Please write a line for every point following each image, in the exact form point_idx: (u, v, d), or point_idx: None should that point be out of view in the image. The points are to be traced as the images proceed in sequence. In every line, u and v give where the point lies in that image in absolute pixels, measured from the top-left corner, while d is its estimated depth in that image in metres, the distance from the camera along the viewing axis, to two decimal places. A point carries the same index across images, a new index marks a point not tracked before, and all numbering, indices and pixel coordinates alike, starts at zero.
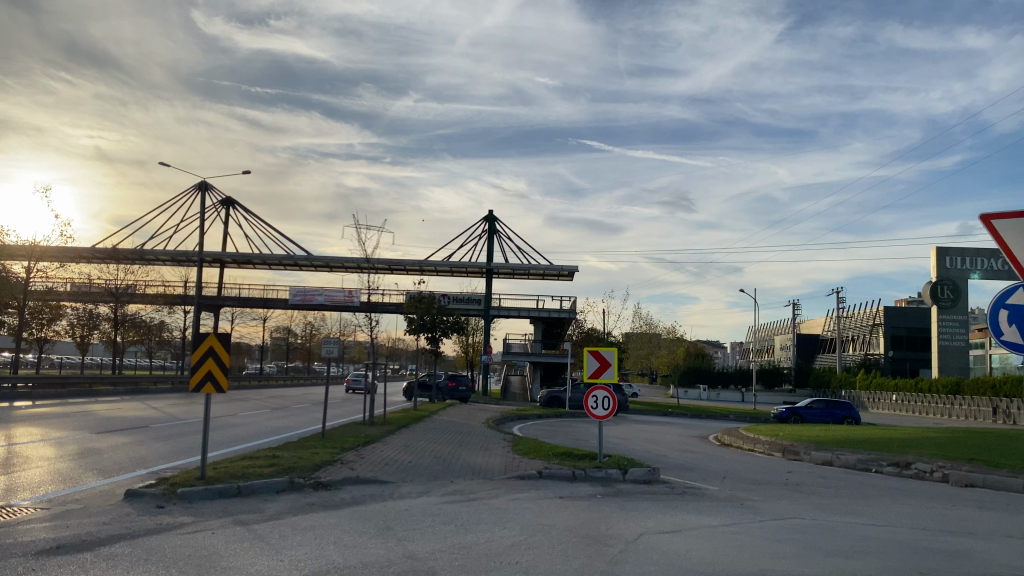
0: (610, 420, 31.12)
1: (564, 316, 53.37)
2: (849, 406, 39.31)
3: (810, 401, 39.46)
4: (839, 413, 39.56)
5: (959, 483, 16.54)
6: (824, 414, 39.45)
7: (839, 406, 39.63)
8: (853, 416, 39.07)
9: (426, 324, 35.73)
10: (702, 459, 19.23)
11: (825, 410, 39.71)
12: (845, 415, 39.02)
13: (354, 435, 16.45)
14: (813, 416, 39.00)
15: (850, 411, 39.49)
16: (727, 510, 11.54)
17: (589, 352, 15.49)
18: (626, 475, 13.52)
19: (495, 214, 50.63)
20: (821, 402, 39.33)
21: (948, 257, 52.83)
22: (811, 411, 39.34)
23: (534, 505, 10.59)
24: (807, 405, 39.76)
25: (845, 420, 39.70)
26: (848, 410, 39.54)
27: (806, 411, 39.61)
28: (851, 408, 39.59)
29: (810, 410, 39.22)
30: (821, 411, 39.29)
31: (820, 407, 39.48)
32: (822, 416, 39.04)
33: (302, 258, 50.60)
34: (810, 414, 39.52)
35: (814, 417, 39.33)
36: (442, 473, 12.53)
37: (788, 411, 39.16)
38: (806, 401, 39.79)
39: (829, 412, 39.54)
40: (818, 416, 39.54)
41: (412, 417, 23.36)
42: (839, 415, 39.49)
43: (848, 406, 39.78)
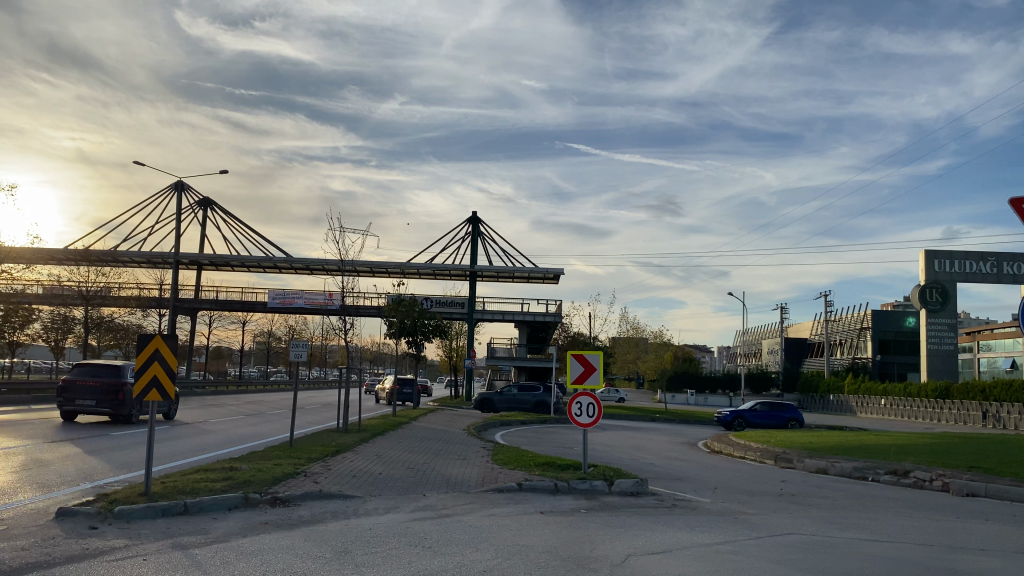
0: (596, 426, 30.25)
1: (550, 319, 52.56)
2: (793, 408, 38.68)
3: (753, 402, 38.51)
4: (782, 415, 38.91)
5: (960, 493, 15.83)
6: (766, 416, 38.52)
7: (781, 408, 38.85)
8: (796, 417, 38.44)
9: (406, 328, 34.92)
10: (692, 468, 18.36)
11: (767, 411, 38.85)
12: (790, 416, 38.46)
13: (323, 444, 15.51)
14: (757, 417, 38.05)
15: (793, 414, 38.88)
16: (720, 526, 10.73)
17: (572, 356, 14.61)
18: (612, 487, 12.67)
19: (479, 216, 49.70)
20: (763, 403, 38.51)
21: (937, 260, 51.84)
22: (756, 412, 38.36)
23: (511, 522, 9.74)
24: (750, 408, 38.68)
25: (788, 421, 39.07)
26: (790, 411, 38.96)
27: (749, 414, 38.56)
28: (792, 409, 38.96)
29: (754, 412, 38.28)
30: (767, 412, 38.34)
31: (762, 409, 38.64)
32: (765, 417, 38.10)
33: (282, 260, 49.49)
34: (755, 417, 38.46)
35: (757, 419, 38.28)
36: (414, 486, 11.64)
37: (732, 415, 38.16)
38: (749, 403, 38.76)
39: (772, 414, 38.78)
40: (760, 419, 38.39)
41: (390, 424, 22.41)
42: (785, 417, 38.64)
43: (791, 407, 39.05)
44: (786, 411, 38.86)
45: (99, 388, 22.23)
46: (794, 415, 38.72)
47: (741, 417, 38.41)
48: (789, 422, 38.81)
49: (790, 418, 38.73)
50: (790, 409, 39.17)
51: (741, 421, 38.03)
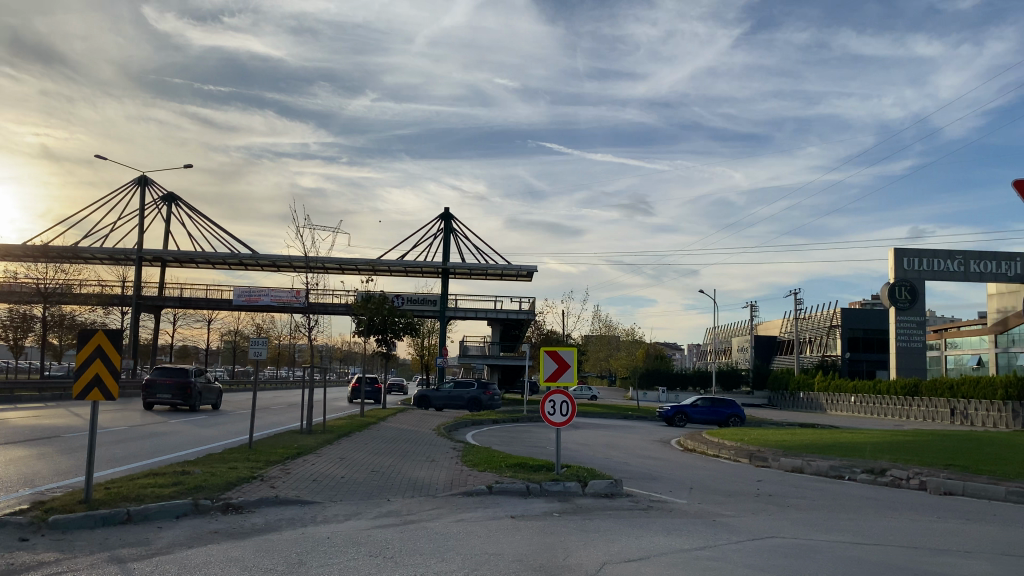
0: (569, 426, 29.77)
1: (522, 317, 52.02)
2: (735, 403, 37.86)
3: (695, 398, 38.27)
4: (725, 411, 38.12)
5: (937, 491, 15.59)
6: (709, 412, 38.09)
7: (725, 404, 38.40)
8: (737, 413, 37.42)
9: (376, 326, 34.24)
10: (666, 468, 17.94)
11: (710, 408, 38.34)
12: (732, 413, 37.70)
13: (285, 446, 14.87)
14: (696, 413, 37.69)
15: (735, 410, 38.16)
16: (697, 529, 10.31)
17: (545, 353, 14.10)
18: (585, 488, 12.17)
19: (450, 212, 49.03)
20: (705, 399, 38.20)
21: (905, 258, 52.28)
22: (696, 409, 37.98)
23: (480, 528, 9.21)
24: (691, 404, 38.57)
25: (731, 417, 38.10)
26: (732, 407, 38.22)
27: (691, 409, 38.45)
28: (736, 407, 38.25)
29: (695, 407, 37.93)
30: (707, 408, 37.81)
31: (704, 405, 38.43)
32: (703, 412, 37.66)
33: (248, 256, 48.41)
34: (695, 412, 38.12)
35: (697, 414, 37.91)
36: (379, 490, 11.06)
37: (673, 410, 37.84)
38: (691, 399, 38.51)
39: (714, 410, 38.16)
40: (702, 414, 38.15)
41: (357, 424, 21.86)
42: (725, 413, 37.91)
43: (735, 405, 38.42)
44: (729, 406, 38.18)
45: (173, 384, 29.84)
46: (736, 412, 37.94)
47: (681, 412, 38.06)
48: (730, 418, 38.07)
49: (732, 413, 37.84)
50: (733, 406, 38.19)
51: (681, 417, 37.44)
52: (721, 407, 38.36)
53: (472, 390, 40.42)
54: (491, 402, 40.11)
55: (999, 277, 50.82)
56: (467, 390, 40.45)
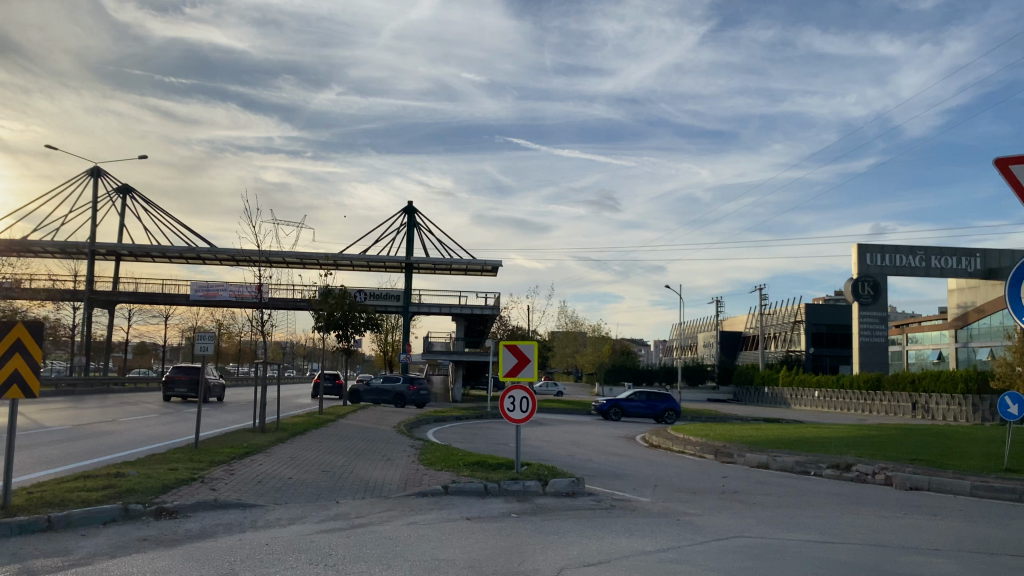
0: (534, 423, 29.34)
1: (488, 312, 51.45)
2: (670, 397, 37.10)
3: (631, 392, 37.76)
4: (660, 405, 37.28)
5: (903, 486, 15.37)
6: (644, 406, 37.44)
7: (661, 398, 37.66)
8: (671, 408, 36.75)
9: (336, 321, 33.47)
10: (631, 465, 17.52)
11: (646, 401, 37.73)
12: (665, 407, 36.86)
13: (233, 446, 14.28)
14: (630, 410, 37.22)
15: (671, 403, 37.39)
16: (661, 529, 9.89)
17: (505, 347, 13.57)
18: (546, 487, 11.73)
19: (415, 206, 48.28)
20: (640, 393, 37.61)
21: (868, 255, 52.45)
22: (630, 402, 37.51)
23: (432, 532, 8.70)
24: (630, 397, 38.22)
25: (665, 412, 37.15)
26: (668, 401, 37.43)
27: (627, 404, 37.82)
28: (672, 400, 37.45)
29: (630, 402, 37.44)
30: (640, 403, 37.23)
31: (641, 398, 37.97)
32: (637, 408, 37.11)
33: (206, 250, 47.26)
34: (630, 407, 37.71)
35: (632, 408, 37.40)
36: (327, 491, 10.50)
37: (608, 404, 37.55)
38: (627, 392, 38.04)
39: (650, 404, 37.59)
40: (637, 407, 37.71)
41: (313, 422, 21.15)
42: (659, 408, 37.17)
43: (671, 399, 37.61)
44: (664, 401, 37.44)
45: (187, 379, 35.01)
46: (670, 406, 37.02)
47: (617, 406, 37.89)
48: (666, 412, 37.22)
49: (665, 407, 36.98)
50: (669, 399, 37.37)
51: (616, 411, 37.27)
52: (658, 400, 37.67)
53: (398, 385, 40.14)
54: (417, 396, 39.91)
55: (960, 273, 51.43)
56: (393, 384, 40.03)
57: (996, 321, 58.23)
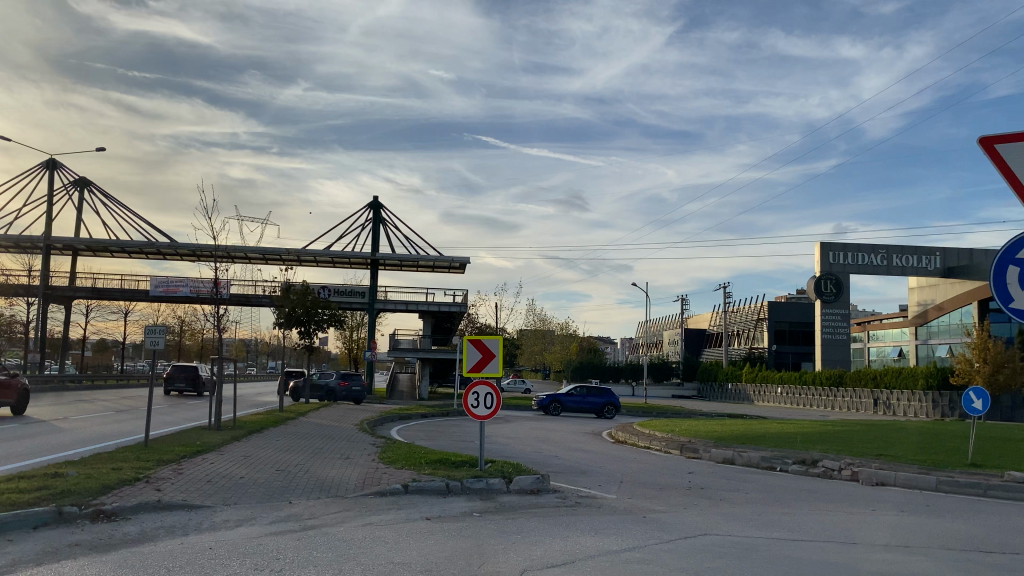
0: (499, 420, 29.01)
1: (454, 309, 51.00)
2: (610, 391, 36.77)
3: (570, 387, 37.12)
4: (599, 401, 36.91)
5: (869, 482, 15.24)
6: (583, 401, 37.01)
7: (600, 394, 37.24)
8: (611, 403, 36.45)
9: (298, 318, 32.73)
10: (598, 461, 17.28)
11: (585, 397, 37.23)
12: (605, 402, 36.51)
13: (183, 444, 13.70)
14: (570, 406, 36.75)
15: (610, 398, 37.08)
16: (627, 528, 9.60)
17: (469, 341, 13.19)
18: (510, 485, 11.37)
19: (380, 201, 47.61)
20: (580, 388, 37.03)
21: (831, 252, 52.41)
22: (570, 398, 36.96)
23: (388, 534, 8.32)
24: (569, 392, 37.69)
25: (605, 408, 36.82)
26: (607, 396, 37.05)
27: (567, 399, 37.30)
28: (611, 395, 37.10)
29: (570, 397, 36.89)
30: (579, 398, 36.75)
31: (580, 393, 37.47)
32: (578, 405, 36.70)
33: (165, 245, 46.21)
34: (569, 401, 37.21)
35: (572, 403, 36.98)
36: (280, 491, 10.05)
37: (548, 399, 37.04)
38: (566, 388, 37.46)
39: (589, 401, 37.19)
40: (576, 403, 37.14)
41: (271, 420, 20.54)
42: (599, 404, 36.81)
43: (611, 395, 37.23)
44: (604, 395, 37.09)
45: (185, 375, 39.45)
46: (610, 400, 36.67)
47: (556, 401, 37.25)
48: (605, 407, 36.87)
49: (605, 402, 36.59)
50: (608, 395, 37.03)
51: (555, 407, 36.63)
52: (597, 396, 37.25)
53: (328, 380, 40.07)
54: (356, 394, 39.93)
55: (921, 271, 52.11)
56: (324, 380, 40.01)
57: (955, 318, 59.11)
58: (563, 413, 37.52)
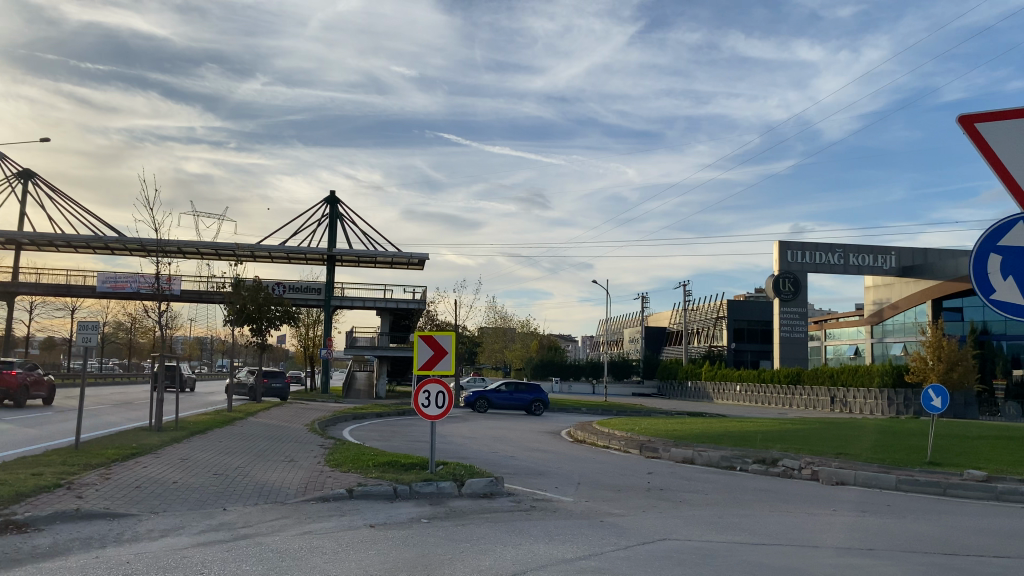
0: (457, 420, 28.41)
1: (414, 307, 50.29)
2: (538, 388, 36.57)
3: (499, 383, 36.63)
4: (527, 396, 36.69)
5: (829, 481, 15.03)
6: (511, 398, 36.73)
7: (529, 390, 37.03)
8: (540, 399, 36.37)
9: (249, 315, 31.74)
10: (554, 461, 16.92)
11: (513, 392, 37.02)
12: (533, 398, 36.38)
13: (118, 446, 12.96)
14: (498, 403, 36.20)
15: (538, 394, 36.88)
16: (582, 533, 9.17)
17: (420, 338, 12.65)
18: (461, 489, 10.86)
19: (336, 195, 46.66)
20: (509, 384, 36.67)
21: (789, 251, 52.52)
22: (497, 395, 36.46)
23: (328, 544, 7.79)
24: (497, 389, 37.32)
25: (533, 404, 36.61)
26: (535, 393, 36.88)
27: (494, 394, 36.77)
28: (539, 392, 36.98)
29: (498, 394, 36.42)
30: (507, 395, 36.31)
31: (508, 391, 37.19)
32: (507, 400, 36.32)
33: (114, 240, 44.79)
34: (497, 397, 36.71)
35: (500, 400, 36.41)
36: (214, 498, 9.44)
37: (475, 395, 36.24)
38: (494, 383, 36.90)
39: (517, 396, 36.98)
40: (504, 399, 36.84)
41: (217, 420, 19.75)
42: (527, 399, 36.56)
43: (539, 390, 37.04)
44: (532, 391, 36.92)
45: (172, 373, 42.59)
46: (538, 397, 36.52)
47: (483, 398, 36.72)
48: (533, 403, 36.71)
49: (534, 398, 36.42)
50: (536, 390, 36.92)
51: (482, 403, 35.87)
52: (525, 392, 37.12)
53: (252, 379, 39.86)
54: (278, 391, 39.83)
55: (877, 270, 52.80)
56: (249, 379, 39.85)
57: (910, 317, 59.90)
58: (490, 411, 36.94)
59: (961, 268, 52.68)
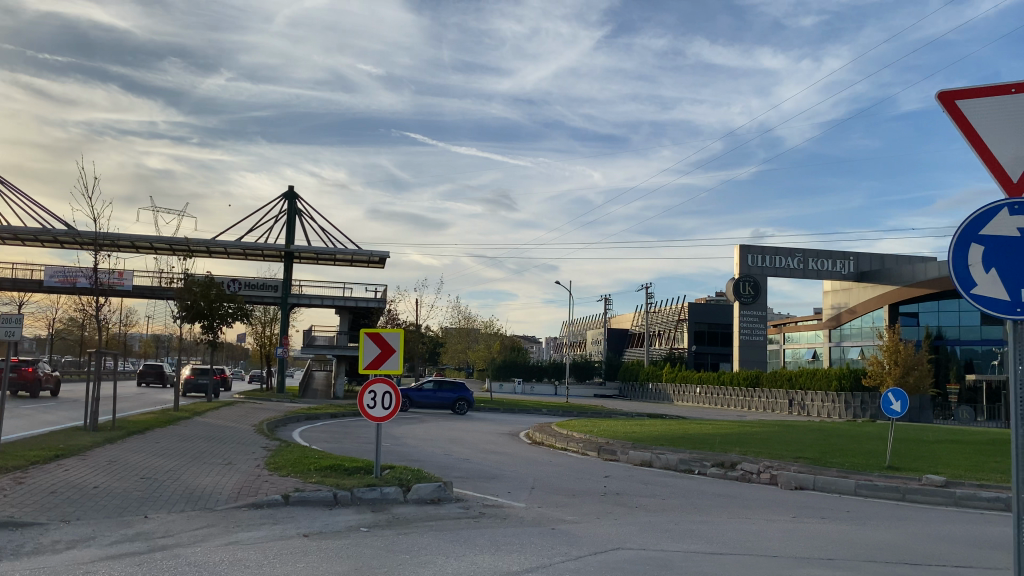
0: (412, 421, 27.80)
1: (373, 306, 49.48)
2: (463, 387, 36.20)
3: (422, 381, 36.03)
4: (451, 395, 36.29)
5: (788, 485, 14.72)
6: (434, 395, 36.23)
7: (453, 388, 36.54)
8: (464, 398, 35.97)
9: (201, 311, 30.82)
10: (508, 464, 16.43)
11: (435, 390, 36.58)
12: (457, 397, 35.98)
13: (44, 447, 12.20)
14: (419, 401, 35.73)
15: (464, 393, 36.47)
16: (533, 541, 8.71)
17: (367, 335, 12.06)
18: (407, 495, 10.30)
19: (295, 191, 45.71)
20: (433, 381, 36.15)
21: (750, 255, 52.50)
22: (420, 393, 35.93)
23: (255, 556, 7.20)
24: (418, 387, 36.75)
25: (458, 402, 36.15)
26: (460, 390, 36.47)
27: (416, 392, 36.13)
28: (463, 391, 36.48)
29: (421, 392, 35.91)
30: (430, 394, 35.79)
31: (431, 388, 36.56)
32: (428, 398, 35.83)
33: (62, 233, 43.41)
34: (419, 396, 36.12)
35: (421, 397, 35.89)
36: (137, 504, 8.78)
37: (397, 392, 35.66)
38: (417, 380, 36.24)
39: (440, 394, 36.59)
40: (426, 398, 36.49)
41: (159, 420, 18.92)
42: (451, 398, 36.16)
43: (463, 388, 36.60)
44: (457, 390, 36.51)
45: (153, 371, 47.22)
46: (462, 396, 36.15)
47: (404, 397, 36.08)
48: (458, 403, 36.23)
49: (458, 398, 36.03)
50: (460, 389, 36.45)
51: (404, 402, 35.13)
52: (448, 392, 36.68)
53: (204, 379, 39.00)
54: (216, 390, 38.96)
55: (835, 275, 53.20)
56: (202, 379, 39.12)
57: (867, 321, 60.55)
58: (415, 409, 36.93)
59: (917, 274, 53.33)
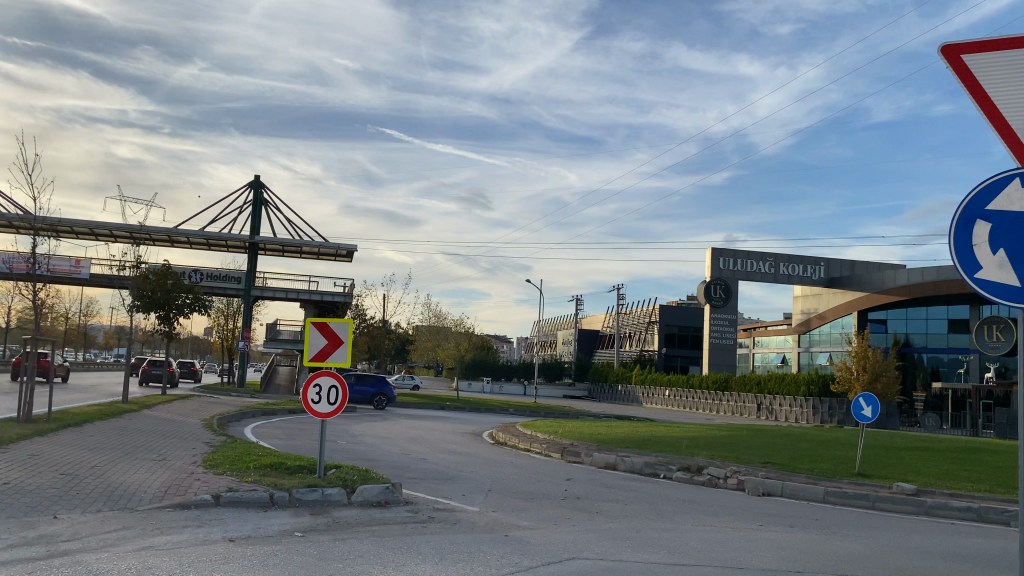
0: (372, 418, 27.00)
1: (339, 300, 48.54)
2: (383, 381, 35.62)
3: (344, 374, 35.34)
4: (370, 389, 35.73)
5: (756, 492, 14.21)
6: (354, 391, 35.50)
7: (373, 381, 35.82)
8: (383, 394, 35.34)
9: (156, 302, 29.85)
10: (466, 465, 15.80)
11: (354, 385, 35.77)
12: (375, 391, 35.29)
13: None
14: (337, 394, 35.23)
15: (383, 387, 35.88)
16: (483, 550, 8.08)
17: (312, 325, 11.39)
18: (351, 497, 9.61)
19: (261, 180, 44.64)
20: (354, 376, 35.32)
21: (721, 258, 51.71)
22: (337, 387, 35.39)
23: (168, 563, 6.49)
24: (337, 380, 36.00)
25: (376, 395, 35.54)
26: (379, 385, 35.87)
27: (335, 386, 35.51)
28: (382, 383, 35.87)
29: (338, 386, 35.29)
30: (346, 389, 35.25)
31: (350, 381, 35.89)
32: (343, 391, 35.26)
33: (17, 218, 41.95)
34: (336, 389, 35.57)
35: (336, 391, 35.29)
36: (48, 503, 7.99)
37: None
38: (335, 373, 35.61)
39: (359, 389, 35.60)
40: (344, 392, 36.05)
41: (103, 412, 18.00)
42: (370, 393, 35.61)
43: (382, 381, 35.92)
44: (377, 383, 35.82)
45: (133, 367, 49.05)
46: (382, 390, 35.51)
47: None
48: (376, 397, 35.67)
49: (376, 392, 35.51)
50: (379, 382, 35.79)
51: None
52: (369, 385, 35.90)
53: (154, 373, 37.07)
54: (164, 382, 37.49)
55: (805, 280, 53.24)
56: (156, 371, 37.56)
57: (836, 327, 60.69)
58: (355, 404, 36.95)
59: (886, 280, 53.61)
